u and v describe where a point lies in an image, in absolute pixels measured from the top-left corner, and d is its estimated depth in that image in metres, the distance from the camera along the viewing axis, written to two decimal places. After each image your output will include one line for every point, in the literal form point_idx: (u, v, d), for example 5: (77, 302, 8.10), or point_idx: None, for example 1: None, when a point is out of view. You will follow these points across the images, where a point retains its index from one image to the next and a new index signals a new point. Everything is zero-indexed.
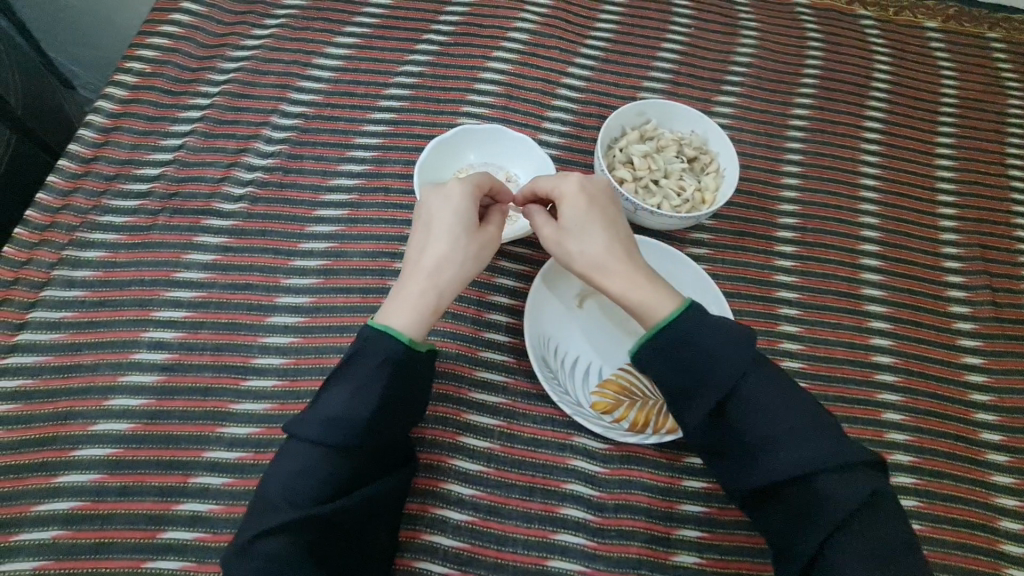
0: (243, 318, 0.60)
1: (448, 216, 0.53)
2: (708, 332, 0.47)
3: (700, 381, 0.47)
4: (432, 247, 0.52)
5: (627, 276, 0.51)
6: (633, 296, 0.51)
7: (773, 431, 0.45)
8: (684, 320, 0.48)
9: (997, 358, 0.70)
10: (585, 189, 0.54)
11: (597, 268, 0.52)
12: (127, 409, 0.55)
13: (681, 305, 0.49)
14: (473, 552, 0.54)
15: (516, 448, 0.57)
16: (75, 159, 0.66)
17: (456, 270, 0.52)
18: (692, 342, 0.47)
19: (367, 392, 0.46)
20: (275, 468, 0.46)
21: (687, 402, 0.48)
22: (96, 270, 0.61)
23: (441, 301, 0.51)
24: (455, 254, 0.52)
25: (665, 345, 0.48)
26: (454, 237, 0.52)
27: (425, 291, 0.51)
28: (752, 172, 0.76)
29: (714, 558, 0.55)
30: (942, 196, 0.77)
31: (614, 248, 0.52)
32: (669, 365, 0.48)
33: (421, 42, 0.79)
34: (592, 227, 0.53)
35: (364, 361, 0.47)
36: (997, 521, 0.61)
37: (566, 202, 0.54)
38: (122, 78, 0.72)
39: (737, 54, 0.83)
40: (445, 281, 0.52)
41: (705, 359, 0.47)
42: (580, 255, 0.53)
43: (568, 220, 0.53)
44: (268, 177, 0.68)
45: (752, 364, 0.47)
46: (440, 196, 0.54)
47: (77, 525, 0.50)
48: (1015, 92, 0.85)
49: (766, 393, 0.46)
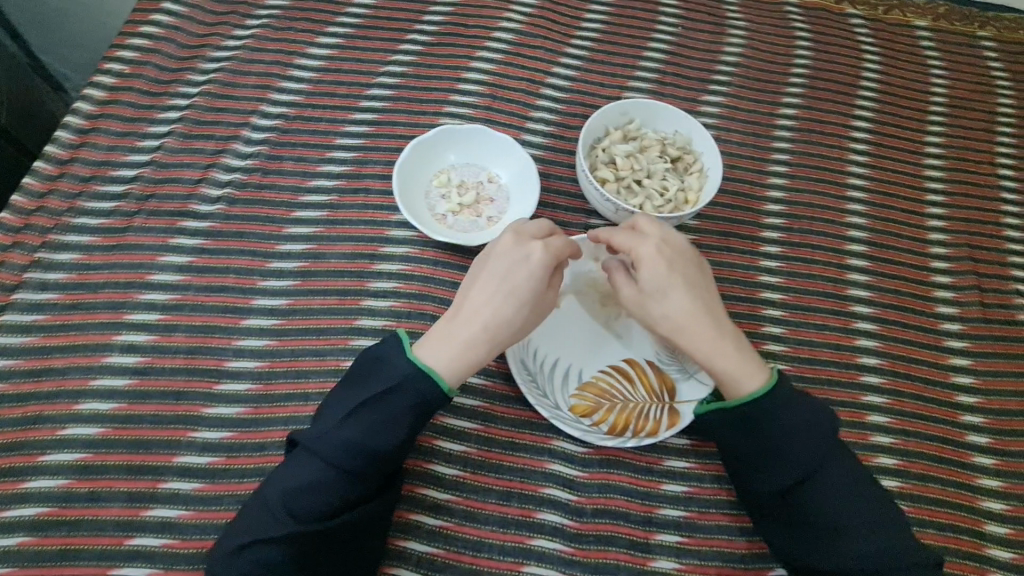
0: (217, 321, 0.60)
1: (522, 277, 0.52)
2: (796, 411, 0.50)
3: (776, 456, 0.49)
4: (496, 303, 0.52)
5: (710, 344, 0.53)
6: (717, 364, 0.52)
7: (840, 515, 0.48)
8: (772, 401, 0.50)
9: (985, 359, 0.69)
10: (663, 252, 0.54)
11: (677, 333, 0.54)
12: (98, 413, 0.55)
13: (771, 381, 0.51)
14: (448, 557, 0.53)
15: (494, 451, 0.57)
16: (51, 160, 0.66)
17: (511, 332, 0.52)
18: (778, 421, 0.49)
19: (393, 426, 0.47)
20: (280, 477, 0.47)
21: (759, 472, 0.50)
22: (69, 273, 0.61)
23: (486, 357, 0.52)
24: (518, 318, 0.52)
25: (747, 420, 0.50)
26: (523, 299, 0.52)
27: (477, 345, 0.51)
28: (738, 172, 0.75)
29: (694, 563, 0.55)
30: (930, 196, 0.77)
31: (697, 313, 0.53)
32: (747, 437, 0.50)
33: (405, 41, 0.77)
34: (673, 292, 0.53)
35: (393, 396, 0.48)
36: (983, 525, 0.61)
37: (644, 264, 0.53)
38: (101, 79, 0.71)
39: (725, 53, 0.82)
40: (500, 341, 0.52)
41: (790, 438, 0.49)
42: (662, 320, 0.54)
43: (647, 283, 0.53)
44: (247, 178, 0.68)
45: (827, 443, 0.50)
46: (520, 256, 0.52)
47: (43, 532, 0.51)
48: (1006, 90, 0.84)
49: (837, 473, 0.49)
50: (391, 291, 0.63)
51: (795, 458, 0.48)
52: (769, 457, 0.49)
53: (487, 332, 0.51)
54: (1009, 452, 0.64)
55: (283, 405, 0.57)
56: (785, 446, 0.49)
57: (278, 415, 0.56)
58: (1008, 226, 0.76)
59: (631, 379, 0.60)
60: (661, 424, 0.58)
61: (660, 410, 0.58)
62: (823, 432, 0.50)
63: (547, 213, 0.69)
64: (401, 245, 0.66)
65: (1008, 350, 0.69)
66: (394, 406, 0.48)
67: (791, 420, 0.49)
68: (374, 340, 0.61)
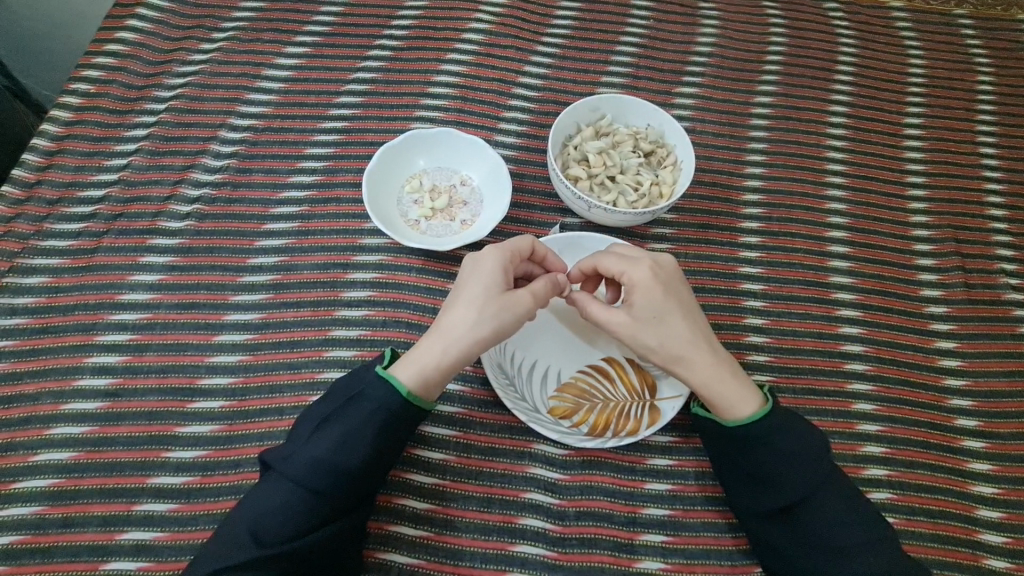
0: (190, 338, 0.60)
1: (473, 276, 0.52)
2: (795, 437, 0.50)
3: (768, 478, 0.49)
4: (451, 305, 0.52)
5: (710, 370, 0.52)
6: (718, 390, 0.51)
7: (836, 539, 0.47)
8: (769, 426, 0.50)
9: (972, 341, 0.68)
10: (657, 275, 0.53)
11: (676, 360, 0.52)
12: (70, 437, 0.55)
13: (766, 407, 0.51)
14: (429, 568, 0.52)
15: (473, 458, 0.56)
16: (18, 184, 0.65)
17: (468, 330, 0.50)
18: (773, 446, 0.49)
19: (358, 441, 0.47)
20: (250, 501, 0.47)
21: (750, 490, 0.51)
22: (38, 296, 0.60)
23: (448, 359, 0.50)
24: (473, 314, 0.50)
25: (741, 440, 0.51)
26: (474, 295, 0.51)
27: (434, 346, 0.50)
28: (714, 163, 0.75)
29: (680, 562, 0.54)
30: (910, 177, 0.76)
31: (694, 340, 0.52)
32: (739, 454, 0.51)
33: (374, 48, 0.77)
34: (670, 317, 0.52)
35: (359, 409, 0.48)
36: (975, 510, 0.60)
37: (639, 289, 0.52)
38: (67, 100, 0.70)
39: (698, 44, 0.81)
40: (458, 340, 0.50)
41: (786, 465, 0.49)
42: (659, 348, 0.52)
43: (643, 309, 0.52)
44: (216, 193, 0.67)
45: (828, 475, 0.49)
46: (472, 260, 0.53)
47: (18, 560, 0.51)
48: (986, 67, 0.82)
49: (836, 506, 0.48)
50: (365, 299, 0.63)
51: (787, 482, 0.48)
52: (760, 478, 0.50)
53: (442, 332, 0.51)
54: (999, 434, 0.64)
55: (258, 421, 0.57)
56: (780, 472, 0.49)
57: (253, 430, 0.56)
58: (991, 204, 0.75)
59: (610, 378, 0.59)
60: (642, 422, 0.57)
61: (641, 408, 0.58)
62: (823, 462, 0.49)
63: (521, 214, 0.69)
64: (374, 253, 0.65)
65: (995, 331, 0.68)
66: (360, 419, 0.48)
67: (788, 447, 0.49)
68: (349, 350, 0.60)
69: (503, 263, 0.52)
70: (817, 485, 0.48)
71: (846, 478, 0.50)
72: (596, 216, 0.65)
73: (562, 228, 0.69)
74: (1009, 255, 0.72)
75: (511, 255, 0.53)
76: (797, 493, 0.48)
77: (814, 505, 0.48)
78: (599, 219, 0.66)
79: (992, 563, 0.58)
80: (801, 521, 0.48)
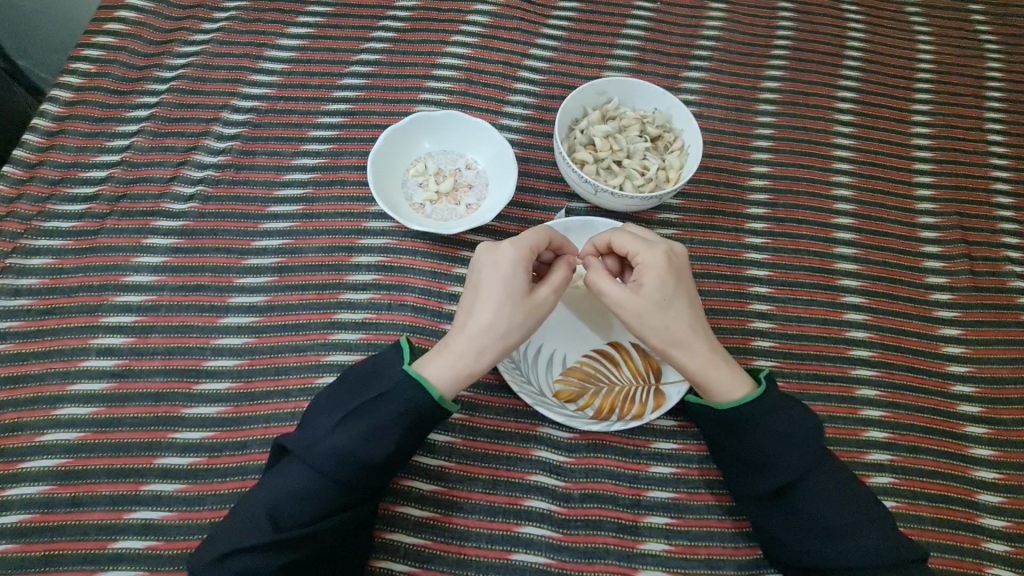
0: (194, 320, 0.60)
1: (494, 278, 0.51)
2: (784, 421, 0.49)
3: (759, 463, 0.49)
4: (475, 309, 0.51)
5: (707, 357, 0.52)
6: (710, 373, 0.51)
7: (823, 519, 0.47)
8: (761, 408, 0.50)
9: (976, 328, 0.68)
10: (672, 261, 0.52)
11: (674, 345, 0.52)
12: (77, 417, 0.55)
13: (760, 389, 0.51)
14: (436, 548, 0.53)
15: (478, 440, 0.57)
16: (20, 164, 0.65)
17: (497, 336, 0.50)
18: (764, 428, 0.49)
19: (381, 435, 0.47)
20: (268, 484, 0.47)
21: (742, 475, 0.51)
22: (42, 277, 0.60)
23: (479, 366, 0.50)
24: (500, 321, 0.50)
25: (729, 425, 0.51)
26: (499, 301, 0.50)
27: (465, 352, 0.50)
28: (720, 149, 0.74)
29: (683, 544, 0.54)
30: (918, 164, 0.75)
31: (695, 327, 0.52)
32: (731, 441, 0.51)
33: (377, 29, 0.75)
34: (676, 303, 0.51)
35: (383, 403, 0.48)
36: (976, 495, 0.60)
37: (652, 270, 0.52)
38: (67, 79, 0.69)
39: (706, 28, 0.80)
40: (489, 346, 0.50)
41: (776, 448, 0.49)
42: (661, 330, 0.51)
43: (655, 291, 0.51)
44: (220, 175, 0.66)
45: (818, 459, 0.49)
46: (490, 258, 0.52)
47: (27, 538, 0.51)
48: (995, 54, 0.82)
49: (824, 488, 0.48)
50: (370, 283, 0.63)
51: (777, 465, 0.48)
52: (752, 463, 0.50)
53: (470, 339, 0.50)
54: (1001, 420, 0.64)
55: (264, 403, 0.57)
56: (769, 455, 0.49)
57: (259, 412, 0.57)
58: (997, 192, 0.75)
59: (617, 363, 0.60)
60: (647, 407, 0.57)
61: (646, 393, 0.58)
62: (813, 445, 0.49)
63: (525, 198, 0.68)
64: (379, 237, 0.65)
65: (999, 317, 0.68)
66: (383, 413, 0.47)
67: (778, 429, 0.49)
68: (355, 333, 0.60)
69: (523, 262, 0.51)
70: (806, 468, 0.48)
71: (834, 456, 0.50)
72: (603, 200, 0.65)
73: (568, 212, 0.68)
74: (1015, 243, 0.72)
75: (530, 252, 0.52)
76: (788, 477, 0.48)
77: (804, 488, 0.48)
78: (606, 203, 0.65)
79: (991, 547, 0.58)
80: (793, 504, 0.48)
